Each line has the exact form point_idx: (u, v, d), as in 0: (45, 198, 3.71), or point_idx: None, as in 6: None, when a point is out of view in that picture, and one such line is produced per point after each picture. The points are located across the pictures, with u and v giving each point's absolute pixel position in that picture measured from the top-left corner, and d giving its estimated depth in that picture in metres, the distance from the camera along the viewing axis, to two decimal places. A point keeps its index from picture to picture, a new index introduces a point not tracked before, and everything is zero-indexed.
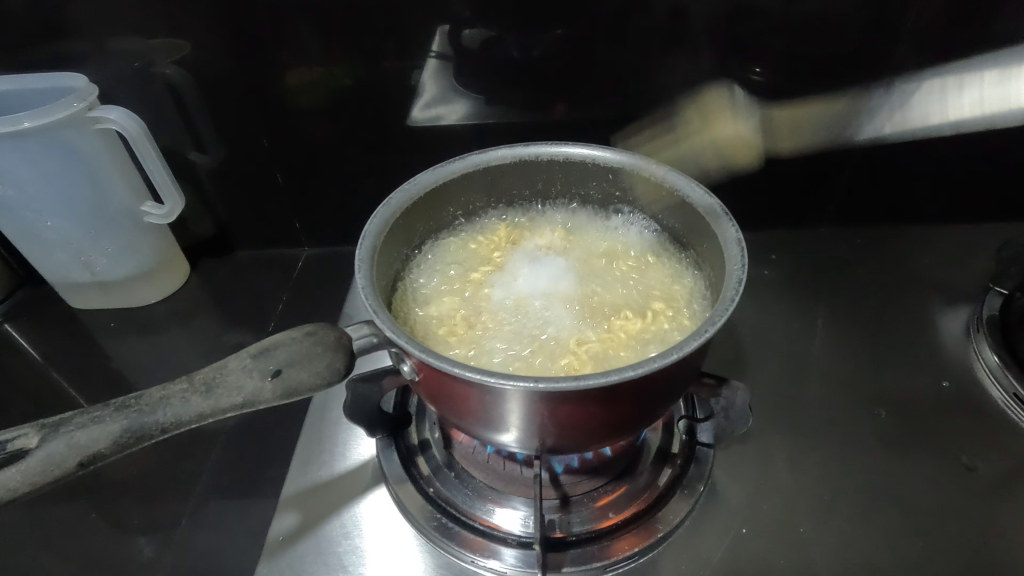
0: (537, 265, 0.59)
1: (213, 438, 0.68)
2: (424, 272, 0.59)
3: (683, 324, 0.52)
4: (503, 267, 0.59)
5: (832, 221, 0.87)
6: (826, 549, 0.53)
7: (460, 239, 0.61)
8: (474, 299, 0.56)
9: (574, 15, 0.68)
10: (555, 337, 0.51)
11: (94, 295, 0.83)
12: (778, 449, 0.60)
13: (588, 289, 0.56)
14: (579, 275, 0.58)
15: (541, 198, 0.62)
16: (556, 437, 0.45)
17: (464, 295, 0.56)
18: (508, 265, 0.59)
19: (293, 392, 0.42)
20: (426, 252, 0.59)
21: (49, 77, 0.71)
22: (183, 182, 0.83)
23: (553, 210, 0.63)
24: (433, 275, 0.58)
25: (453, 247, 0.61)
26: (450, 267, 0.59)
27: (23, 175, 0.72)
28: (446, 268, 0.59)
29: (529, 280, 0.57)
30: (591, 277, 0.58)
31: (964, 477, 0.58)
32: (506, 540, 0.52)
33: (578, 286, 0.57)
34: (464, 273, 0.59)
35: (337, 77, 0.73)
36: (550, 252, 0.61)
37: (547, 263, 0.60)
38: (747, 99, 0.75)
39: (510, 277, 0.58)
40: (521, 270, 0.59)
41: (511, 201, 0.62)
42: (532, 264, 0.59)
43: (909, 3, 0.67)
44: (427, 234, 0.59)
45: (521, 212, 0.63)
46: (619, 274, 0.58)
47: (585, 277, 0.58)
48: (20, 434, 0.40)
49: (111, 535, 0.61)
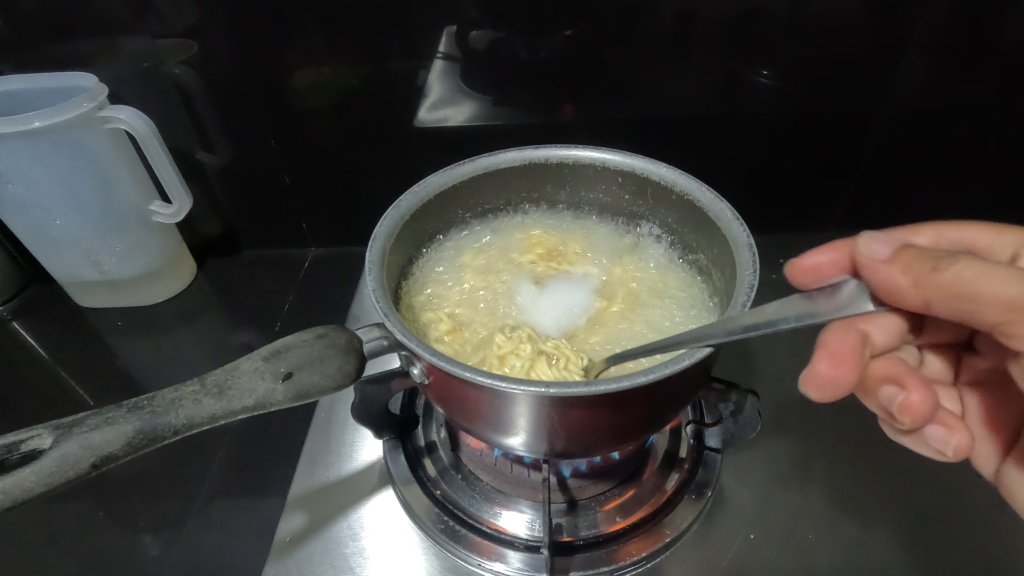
0: (558, 290, 0.59)
1: (220, 436, 0.68)
2: (470, 247, 0.61)
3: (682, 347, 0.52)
4: (526, 284, 0.59)
5: (839, 223, 0.87)
6: (835, 557, 0.53)
7: (478, 245, 0.62)
8: (498, 292, 0.58)
9: (583, 15, 0.67)
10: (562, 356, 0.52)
11: (102, 294, 0.84)
12: (787, 455, 0.60)
13: (605, 309, 0.57)
14: (598, 296, 0.58)
15: (561, 204, 0.62)
16: (565, 441, 0.44)
17: (493, 283, 0.59)
18: (528, 283, 0.59)
19: (304, 395, 0.43)
20: (440, 256, 0.60)
21: (60, 77, 0.72)
22: (192, 182, 0.84)
23: (573, 217, 0.63)
24: (476, 256, 0.61)
25: (470, 251, 0.61)
26: (466, 273, 0.60)
27: (34, 173, 0.72)
28: (463, 271, 0.60)
29: (551, 303, 0.58)
30: (610, 299, 0.58)
31: (974, 483, 0.58)
32: (512, 544, 0.52)
33: (595, 307, 0.57)
34: (507, 258, 0.61)
35: (344, 77, 0.73)
36: (569, 275, 0.60)
37: (566, 281, 0.60)
38: (755, 100, 0.74)
39: (539, 288, 0.59)
40: (542, 294, 0.58)
41: (532, 208, 0.62)
42: (553, 288, 0.59)
43: (919, 6, 0.66)
44: (471, 216, 0.61)
45: (541, 220, 0.63)
46: (641, 301, 0.57)
47: (604, 302, 0.57)
48: (34, 434, 0.39)
49: (118, 534, 0.61)
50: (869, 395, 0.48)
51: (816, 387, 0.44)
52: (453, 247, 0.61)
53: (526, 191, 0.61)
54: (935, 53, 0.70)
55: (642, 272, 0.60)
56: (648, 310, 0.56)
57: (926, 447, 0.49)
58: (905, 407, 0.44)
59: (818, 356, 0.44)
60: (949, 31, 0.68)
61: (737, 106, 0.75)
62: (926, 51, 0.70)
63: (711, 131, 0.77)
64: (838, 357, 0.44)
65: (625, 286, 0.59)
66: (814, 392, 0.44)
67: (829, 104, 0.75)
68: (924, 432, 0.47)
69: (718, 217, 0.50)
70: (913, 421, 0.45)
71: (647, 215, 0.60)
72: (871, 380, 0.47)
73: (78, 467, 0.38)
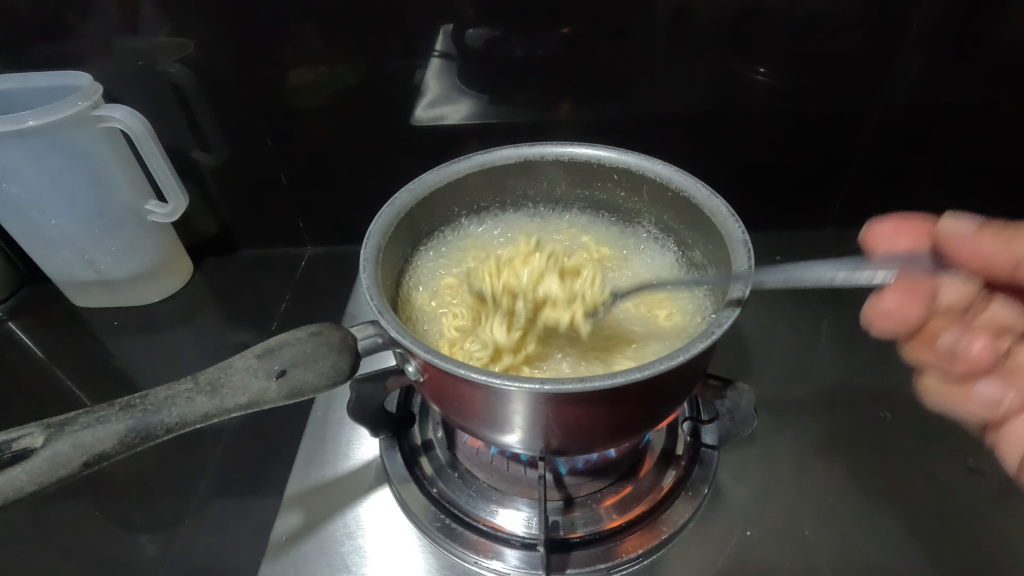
0: None
1: (217, 436, 0.68)
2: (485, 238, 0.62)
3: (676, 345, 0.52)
4: None
5: (836, 220, 0.87)
6: (832, 553, 0.53)
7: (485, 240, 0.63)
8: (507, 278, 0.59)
9: (580, 13, 0.67)
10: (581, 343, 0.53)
11: (97, 294, 0.83)
12: (784, 452, 0.60)
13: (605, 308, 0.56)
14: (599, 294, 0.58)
15: (569, 203, 0.63)
16: (561, 438, 0.44)
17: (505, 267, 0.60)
18: None
19: (298, 393, 0.43)
20: (442, 252, 0.61)
21: (55, 76, 0.71)
22: (188, 181, 0.83)
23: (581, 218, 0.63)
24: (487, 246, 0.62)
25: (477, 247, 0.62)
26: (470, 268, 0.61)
27: (27, 173, 0.72)
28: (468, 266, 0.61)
29: None
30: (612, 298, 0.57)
31: (971, 479, 0.58)
32: (509, 542, 0.52)
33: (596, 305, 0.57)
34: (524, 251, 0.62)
35: (340, 76, 0.73)
36: None
37: None
38: (752, 98, 0.74)
39: None
40: None
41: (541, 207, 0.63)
42: None
43: (916, 3, 0.66)
44: (490, 206, 0.62)
45: (550, 219, 0.64)
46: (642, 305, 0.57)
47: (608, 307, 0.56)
48: (25, 433, 0.39)
49: (114, 535, 0.61)
50: (924, 349, 0.47)
51: (881, 319, 0.47)
52: (458, 242, 0.62)
53: (523, 189, 0.61)
54: (932, 50, 0.70)
55: (646, 272, 0.60)
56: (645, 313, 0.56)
57: (971, 406, 0.47)
58: (967, 352, 0.45)
59: (887, 289, 0.46)
60: (945, 29, 0.68)
61: (734, 104, 0.75)
62: (923, 49, 0.70)
63: (707, 129, 0.77)
64: (908, 291, 0.45)
65: (629, 291, 0.58)
66: (876, 321, 0.47)
67: (826, 101, 0.75)
68: (974, 388, 0.47)
69: (712, 213, 0.50)
70: (969, 367, 0.46)
71: (645, 213, 0.60)
72: (930, 328, 0.46)
73: (69, 465, 0.38)
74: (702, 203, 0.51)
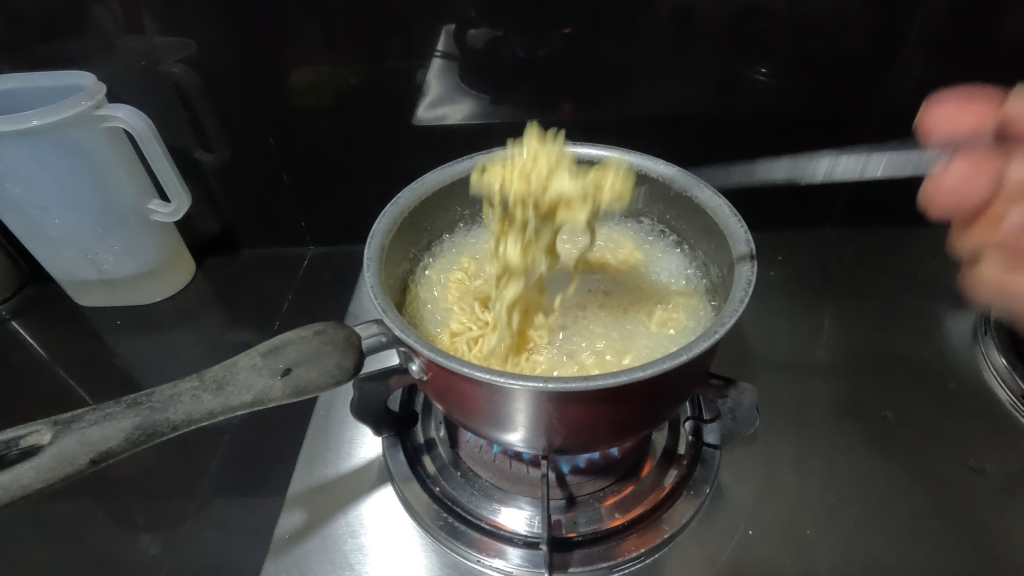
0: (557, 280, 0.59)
1: (219, 434, 0.68)
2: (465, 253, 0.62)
3: (685, 329, 0.53)
4: None
5: (837, 220, 0.88)
6: (833, 552, 0.53)
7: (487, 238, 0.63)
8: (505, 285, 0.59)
9: (582, 14, 0.67)
10: (582, 329, 0.55)
11: (100, 293, 0.84)
12: (786, 451, 0.60)
13: (604, 301, 0.57)
14: (600, 290, 0.58)
15: None
16: (564, 437, 0.44)
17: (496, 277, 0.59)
18: None
19: (303, 391, 0.43)
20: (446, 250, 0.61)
21: (58, 76, 0.72)
22: (190, 181, 0.84)
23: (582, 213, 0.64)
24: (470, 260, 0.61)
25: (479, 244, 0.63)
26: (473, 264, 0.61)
27: (31, 172, 0.72)
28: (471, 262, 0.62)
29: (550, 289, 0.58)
30: (612, 292, 0.58)
31: (971, 478, 0.58)
32: (511, 540, 0.52)
33: (596, 300, 0.57)
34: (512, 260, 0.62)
35: (343, 76, 0.73)
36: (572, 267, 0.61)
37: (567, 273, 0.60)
38: (754, 98, 0.74)
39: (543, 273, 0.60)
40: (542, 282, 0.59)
41: None
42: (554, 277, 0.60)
43: (917, 5, 0.67)
44: None
45: None
46: (639, 297, 0.58)
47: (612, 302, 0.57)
48: (33, 430, 0.39)
49: (117, 533, 0.61)
50: (988, 228, 0.48)
51: (940, 193, 0.48)
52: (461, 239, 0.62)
53: None
54: (933, 51, 0.70)
55: (646, 268, 0.60)
56: (645, 310, 0.56)
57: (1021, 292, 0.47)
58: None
59: (954, 162, 0.48)
60: (946, 30, 0.68)
61: (735, 104, 0.75)
62: (923, 49, 0.70)
63: (709, 129, 0.78)
64: (974, 161, 0.47)
65: (628, 285, 0.59)
66: (936, 198, 0.49)
67: (827, 102, 0.75)
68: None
69: (714, 211, 0.51)
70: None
71: (647, 212, 0.60)
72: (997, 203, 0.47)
73: (76, 463, 0.38)
74: (702, 202, 0.52)
